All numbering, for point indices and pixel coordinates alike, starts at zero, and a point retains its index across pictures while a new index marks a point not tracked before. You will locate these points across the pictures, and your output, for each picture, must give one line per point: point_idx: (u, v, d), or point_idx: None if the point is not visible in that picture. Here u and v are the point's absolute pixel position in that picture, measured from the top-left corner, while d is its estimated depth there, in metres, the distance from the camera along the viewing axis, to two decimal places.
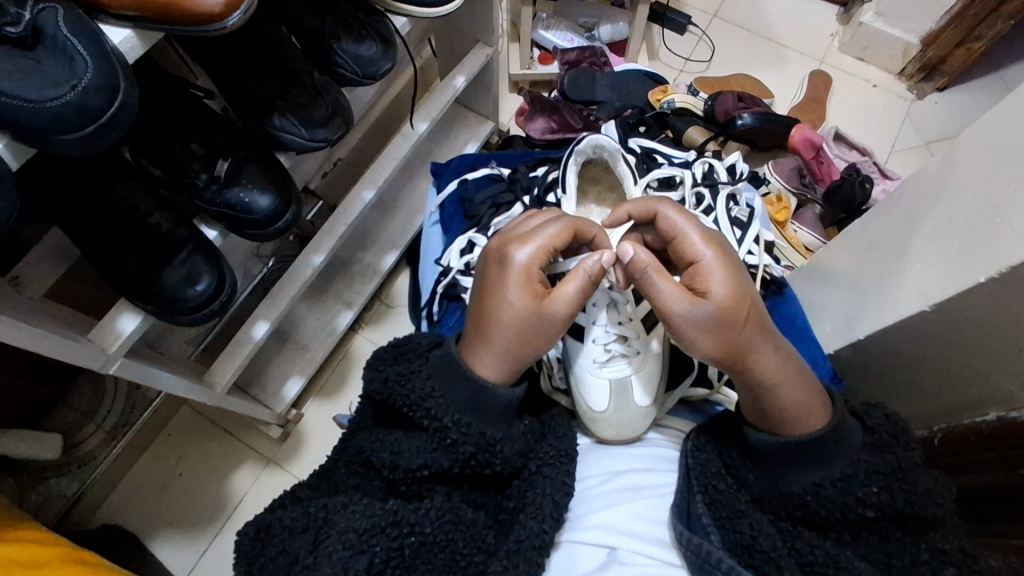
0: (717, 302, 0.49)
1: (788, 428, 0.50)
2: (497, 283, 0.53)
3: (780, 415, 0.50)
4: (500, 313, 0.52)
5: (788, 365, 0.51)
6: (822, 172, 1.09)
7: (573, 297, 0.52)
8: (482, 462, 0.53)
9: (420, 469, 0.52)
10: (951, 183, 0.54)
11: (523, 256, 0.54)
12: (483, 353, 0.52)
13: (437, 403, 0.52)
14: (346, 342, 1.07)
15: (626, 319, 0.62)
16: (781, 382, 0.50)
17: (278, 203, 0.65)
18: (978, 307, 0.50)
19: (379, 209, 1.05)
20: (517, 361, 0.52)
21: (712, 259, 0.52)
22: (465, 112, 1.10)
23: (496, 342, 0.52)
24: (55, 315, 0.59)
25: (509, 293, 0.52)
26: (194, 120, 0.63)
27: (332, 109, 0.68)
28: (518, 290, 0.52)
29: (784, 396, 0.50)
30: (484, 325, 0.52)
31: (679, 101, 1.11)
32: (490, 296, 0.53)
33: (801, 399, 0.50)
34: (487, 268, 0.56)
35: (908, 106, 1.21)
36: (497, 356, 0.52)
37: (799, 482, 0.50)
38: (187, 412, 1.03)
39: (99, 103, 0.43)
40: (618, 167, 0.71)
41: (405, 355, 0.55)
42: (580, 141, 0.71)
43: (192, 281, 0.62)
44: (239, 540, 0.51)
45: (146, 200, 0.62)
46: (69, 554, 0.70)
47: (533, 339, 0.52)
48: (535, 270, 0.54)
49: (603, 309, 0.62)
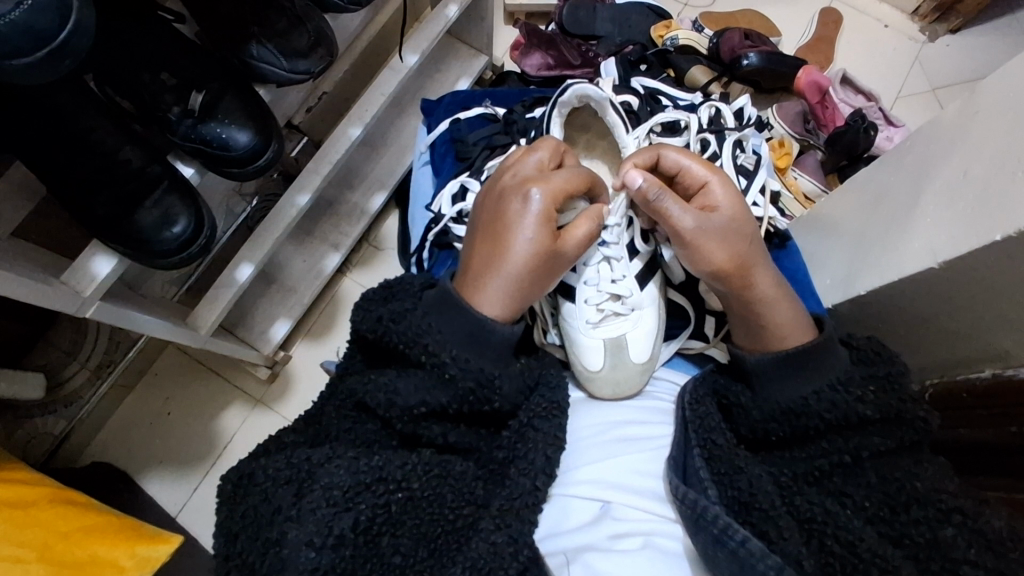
0: (728, 220, 0.56)
1: (777, 343, 0.54)
2: (517, 217, 0.54)
3: (774, 331, 0.54)
4: (522, 250, 0.53)
5: (779, 287, 0.56)
6: (825, 118, 1.05)
7: (581, 242, 0.56)
8: (483, 399, 0.51)
9: (417, 406, 0.51)
10: (967, 132, 0.51)
11: (543, 193, 0.55)
12: (496, 288, 0.53)
13: (431, 353, 0.51)
14: (334, 285, 1.04)
15: (620, 276, 0.62)
16: (775, 297, 0.55)
17: (258, 140, 0.61)
18: (991, 265, 0.48)
19: (366, 146, 1.00)
20: (524, 296, 0.54)
21: (721, 186, 0.58)
22: (456, 44, 1.04)
23: (511, 278, 0.53)
24: (23, 256, 0.55)
25: (530, 229, 0.54)
26: (163, 46, 0.58)
27: (315, 38, 0.63)
28: (539, 231, 0.54)
29: (778, 315, 0.55)
30: (505, 259, 0.53)
31: (682, 38, 1.06)
32: (509, 234, 0.54)
33: (792, 319, 0.55)
34: (504, 202, 0.55)
35: (919, 48, 1.16)
36: (509, 289, 0.53)
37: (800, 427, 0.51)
38: (172, 353, 1.02)
39: (49, 23, 0.39)
40: (608, 117, 0.66)
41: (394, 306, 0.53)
42: (565, 90, 0.66)
43: (168, 223, 0.59)
44: (222, 485, 0.50)
45: (115, 134, 0.58)
46: (55, 492, 0.69)
47: (543, 275, 0.54)
48: (552, 209, 0.55)
49: (597, 266, 0.62)
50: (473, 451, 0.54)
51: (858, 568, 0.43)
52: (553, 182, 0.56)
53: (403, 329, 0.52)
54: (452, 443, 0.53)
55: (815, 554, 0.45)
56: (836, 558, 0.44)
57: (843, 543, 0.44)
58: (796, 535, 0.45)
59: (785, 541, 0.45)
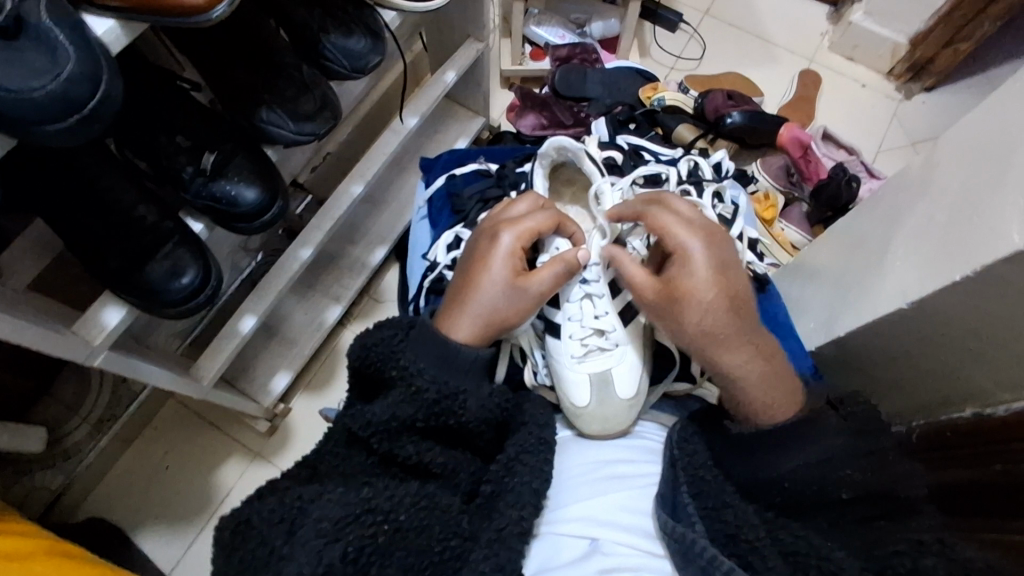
0: (700, 307, 0.55)
1: (753, 416, 0.55)
2: (484, 257, 0.60)
3: (753, 404, 0.55)
4: (487, 284, 0.58)
5: (745, 374, 0.55)
6: (809, 172, 1.10)
7: (550, 282, 0.59)
8: None
9: (389, 421, 0.54)
10: (931, 183, 0.55)
11: (509, 237, 0.60)
12: (466, 319, 0.57)
13: (416, 378, 0.54)
14: (335, 337, 1.07)
15: (601, 312, 0.64)
16: (749, 378, 0.55)
17: (264, 197, 0.65)
18: (957, 305, 0.50)
19: (368, 202, 1.05)
20: (490, 328, 0.57)
21: (691, 258, 0.56)
22: (455, 106, 1.10)
23: (478, 310, 0.57)
24: (38, 306, 0.58)
25: (494, 267, 0.59)
26: (181, 113, 0.63)
27: (320, 102, 0.68)
28: (506, 269, 0.59)
29: (742, 395, 0.55)
30: (469, 293, 0.58)
31: (670, 98, 1.12)
32: (479, 269, 0.59)
33: (760, 398, 0.55)
34: (477, 246, 0.62)
35: (896, 105, 1.22)
36: (473, 323, 0.57)
37: (783, 463, 0.53)
38: (173, 406, 1.03)
39: (83, 94, 0.43)
40: (585, 165, 0.69)
41: (387, 347, 0.55)
42: (543, 144, 0.71)
43: (177, 274, 0.62)
44: (218, 533, 0.51)
45: (132, 191, 0.62)
46: (53, 546, 0.70)
47: (508, 308, 0.58)
48: (518, 250, 0.60)
49: (580, 303, 0.64)
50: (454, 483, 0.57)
51: None
52: (519, 226, 0.61)
53: (394, 363, 0.54)
54: (427, 463, 0.55)
55: None
56: None
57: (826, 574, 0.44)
58: (779, 566, 0.45)
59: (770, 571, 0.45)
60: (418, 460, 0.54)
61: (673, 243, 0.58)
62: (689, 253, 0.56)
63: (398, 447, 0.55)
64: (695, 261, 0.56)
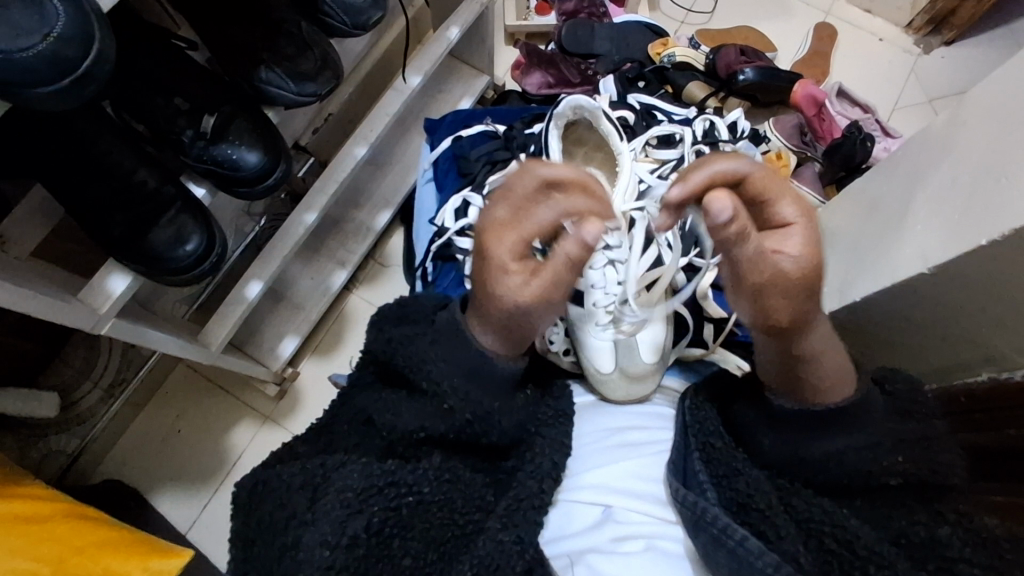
0: (788, 276, 0.45)
1: (816, 396, 0.50)
2: (485, 263, 0.47)
3: (816, 385, 0.50)
4: (492, 298, 0.47)
5: (829, 337, 0.49)
6: (823, 130, 1.06)
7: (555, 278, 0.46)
8: (481, 431, 0.52)
9: (418, 431, 0.52)
10: (956, 142, 0.53)
11: (505, 242, 0.46)
12: (487, 330, 0.50)
13: None
14: (341, 302, 1.06)
15: (625, 279, 0.63)
16: (826, 353, 0.49)
17: (267, 160, 0.63)
18: (978, 270, 0.49)
19: (371, 165, 1.02)
20: (507, 334, 0.50)
21: (794, 229, 0.45)
22: (459, 65, 1.06)
23: (500, 327, 0.49)
24: (44, 275, 0.58)
25: (496, 281, 0.47)
26: (178, 74, 0.61)
27: (321, 62, 0.66)
28: (511, 276, 0.46)
29: (821, 367, 0.49)
30: (480, 307, 0.49)
31: (680, 55, 1.08)
32: (483, 279, 0.48)
33: (836, 369, 0.49)
34: (478, 243, 0.48)
35: (914, 60, 1.18)
36: (486, 328, 0.50)
37: (826, 447, 0.51)
38: (183, 371, 1.03)
39: (74, 55, 0.41)
40: (602, 125, 0.69)
41: (407, 338, 0.53)
42: (559, 103, 0.70)
43: (182, 241, 0.61)
44: (235, 498, 0.51)
45: (132, 156, 0.60)
46: (69, 508, 0.70)
47: (518, 322, 0.48)
48: (519, 251, 0.46)
49: (602, 270, 0.63)
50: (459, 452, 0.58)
51: (857, 566, 0.45)
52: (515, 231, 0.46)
53: (409, 342, 0.53)
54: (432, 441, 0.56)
55: (813, 551, 0.47)
56: (836, 556, 0.46)
57: (840, 540, 0.46)
58: (792, 533, 0.47)
59: (782, 540, 0.47)
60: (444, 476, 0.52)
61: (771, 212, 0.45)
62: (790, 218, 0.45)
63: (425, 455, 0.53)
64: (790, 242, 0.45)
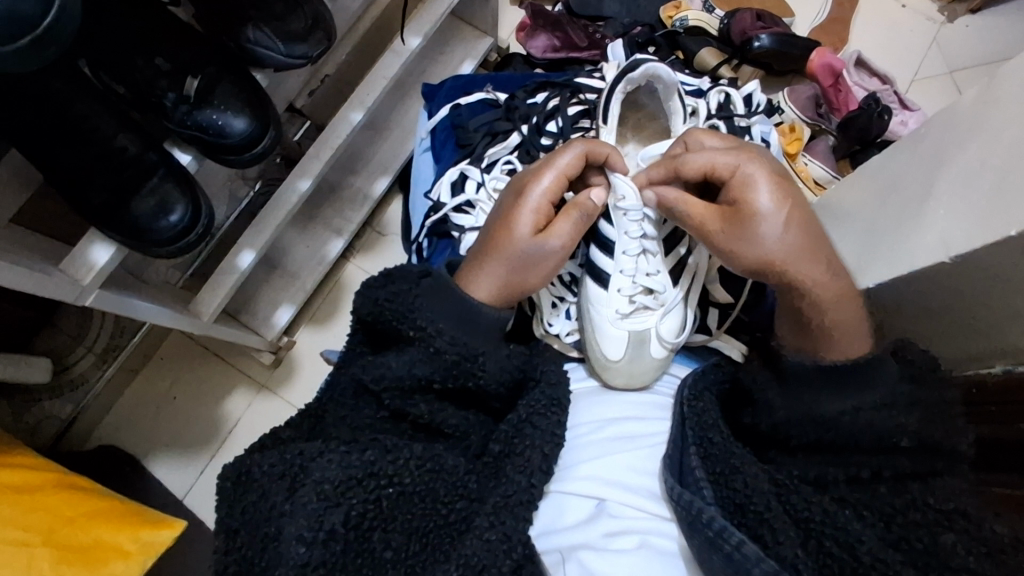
0: (761, 220, 0.52)
1: (833, 347, 0.53)
2: (507, 213, 0.58)
3: (829, 332, 0.53)
4: (511, 238, 0.56)
5: (833, 279, 0.53)
6: (839, 101, 1.01)
7: (570, 234, 0.57)
8: (468, 373, 0.54)
9: (407, 378, 0.53)
10: (984, 120, 0.50)
11: (537, 191, 0.57)
12: (487, 277, 0.56)
13: (434, 339, 0.53)
14: (337, 271, 1.04)
15: (655, 269, 0.62)
16: (830, 293, 0.53)
17: (255, 127, 0.60)
18: (1004, 260, 0.47)
19: (369, 129, 0.99)
20: (508, 282, 0.56)
21: (752, 176, 0.53)
22: (461, 25, 1.01)
23: (506, 271, 0.56)
24: (21, 243, 0.55)
25: (513, 225, 0.57)
26: (159, 33, 0.57)
27: (312, 21, 0.61)
28: (529, 224, 0.56)
29: (825, 316, 0.53)
30: (487, 253, 0.57)
31: (692, 18, 1.04)
32: (503, 225, 0.57)
33: (839, 318, 0.53)
34: (504, 202, 0.60)
35: (937, 29, 1.13)
36: (489, 274, 0.56)
37: (837, 405, 0.51)
38: (179, 336, 1.02)
39: (29, 10, 0.38)
40: (671, 102, 0.67)
41: (398, 305, 0.54)
42: (633, 67, 0.64)
43: (165, 211, 0.58)
44: (219, 484, 0.50)
45: (111, 120, 0.57)
46: (60, 478, 0.68)
47: (527, 267, 0.56)
48: (538, 201, 0.57)
49: (634, 258, 0.62)
50: (463, 438, 0.56)
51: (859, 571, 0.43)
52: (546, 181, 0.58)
53: (410, 322, 0.53)
54: (439, 424, 0.55)
55: (812, 553, 0.45)
56: (835, 559, 0.44)
57: (842, 544, 0.44)
58: (791, 538, 0.45)
59: (782, 545, 0.45)
60: (431, 420, 0.55)
61: (726, 176, 0.55)
62: (746, 172, 0.54)
63: (409, 404, 0.55)
64: (754, 187, 0.53)
